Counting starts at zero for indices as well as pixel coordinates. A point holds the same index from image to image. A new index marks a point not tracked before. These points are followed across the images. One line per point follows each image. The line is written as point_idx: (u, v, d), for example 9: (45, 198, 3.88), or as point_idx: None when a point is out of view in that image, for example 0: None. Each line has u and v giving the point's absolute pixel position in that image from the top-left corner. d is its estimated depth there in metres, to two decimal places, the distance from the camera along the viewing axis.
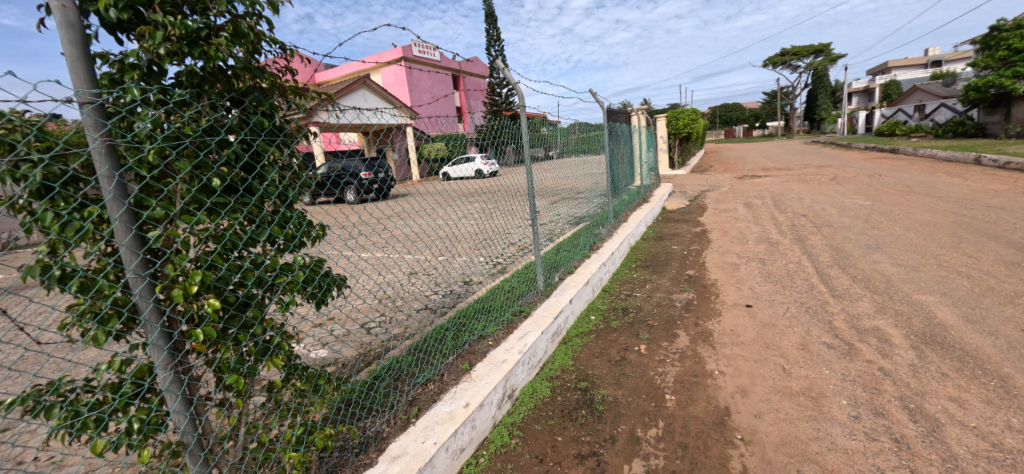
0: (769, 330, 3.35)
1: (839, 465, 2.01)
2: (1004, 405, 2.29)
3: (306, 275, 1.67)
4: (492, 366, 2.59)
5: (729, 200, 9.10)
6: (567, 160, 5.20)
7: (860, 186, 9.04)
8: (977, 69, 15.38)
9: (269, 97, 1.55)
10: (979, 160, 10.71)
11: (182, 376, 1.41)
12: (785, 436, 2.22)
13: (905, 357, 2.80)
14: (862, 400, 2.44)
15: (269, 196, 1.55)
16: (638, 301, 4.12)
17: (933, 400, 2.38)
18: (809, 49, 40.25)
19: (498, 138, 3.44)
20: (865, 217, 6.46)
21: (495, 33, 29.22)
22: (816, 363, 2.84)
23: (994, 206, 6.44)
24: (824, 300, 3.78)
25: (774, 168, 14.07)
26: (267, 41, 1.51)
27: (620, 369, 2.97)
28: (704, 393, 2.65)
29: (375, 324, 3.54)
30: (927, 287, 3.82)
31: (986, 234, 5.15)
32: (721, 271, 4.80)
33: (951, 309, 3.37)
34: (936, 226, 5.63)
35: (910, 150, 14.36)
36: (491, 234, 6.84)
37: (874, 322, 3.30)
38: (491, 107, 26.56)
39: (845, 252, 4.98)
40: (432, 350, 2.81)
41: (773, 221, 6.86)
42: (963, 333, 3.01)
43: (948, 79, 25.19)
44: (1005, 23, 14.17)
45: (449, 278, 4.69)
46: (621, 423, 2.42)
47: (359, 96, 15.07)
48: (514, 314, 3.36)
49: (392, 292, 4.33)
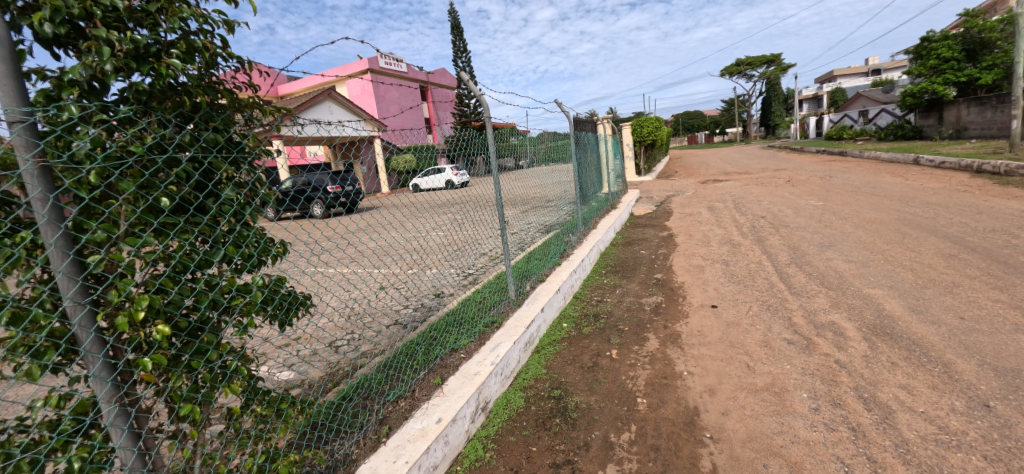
0: (733, 329, 3.47)
1: (802, 457, 2.09)
2: (947, 389, 2.44)
3: (265, 295, 1.61)
4: (464, 379, 2.55)
5: (693, 204, 9.39)
6: (536, 169, 5.28)
7: (812, 188, 9.55)
8: (912, 76, 16.71)
9: (222, 112, 1.52)
10: (918, 161, 11.55)
11: (128, 409, 1.34)
12: (751, 432, 2.29)
13: (858, 349, 2.95)
14: (821, 392, 2.55)
15: (223, 215, 1.49)
16: (608, 306, 4.18)
17: (886, 388, 2.51)
18: (761, 59, 42.50)
19: (467, 149, 3.52)
20: (818, 217, 6.83)
21: (462, 44, 29.34)
22: (777, 359, 2.96)
23: (931, 203, 6.95)
24: (783, 297, 3.95)
25: (734, 172, 14.56)
26: (222, 56, 1.49)
27: (592, 375, 3.00)
28: (674, 394, 2.70)
29: (343, 342, 3.43)
30: (875, 281, 4.05)
31: (926, 229, 5.53)
32: (687, 274, 4.93)
33: (898, 301, 3.58)
34: (881, 224, 5.99)
35: (856, 153, 15.27)
36: (462, 244, 6.79)
37: (830, 316, 3.47)
38: (460, 118, 26.53)
39: (801, 250, 5.23)
40: (402, 366, 2.76)
41: (734, 224, 7.12)
42: (909, 323, 3.21)
43: (886, 87, 27.04)
44: (934, 34, 15.57)
45: (419, 291, 4.63)
46: (595, 429, 2.44)
47: (324, 109, 14.91)
48: (486, 326, 3.35)
49: (360, 308, 4.22)
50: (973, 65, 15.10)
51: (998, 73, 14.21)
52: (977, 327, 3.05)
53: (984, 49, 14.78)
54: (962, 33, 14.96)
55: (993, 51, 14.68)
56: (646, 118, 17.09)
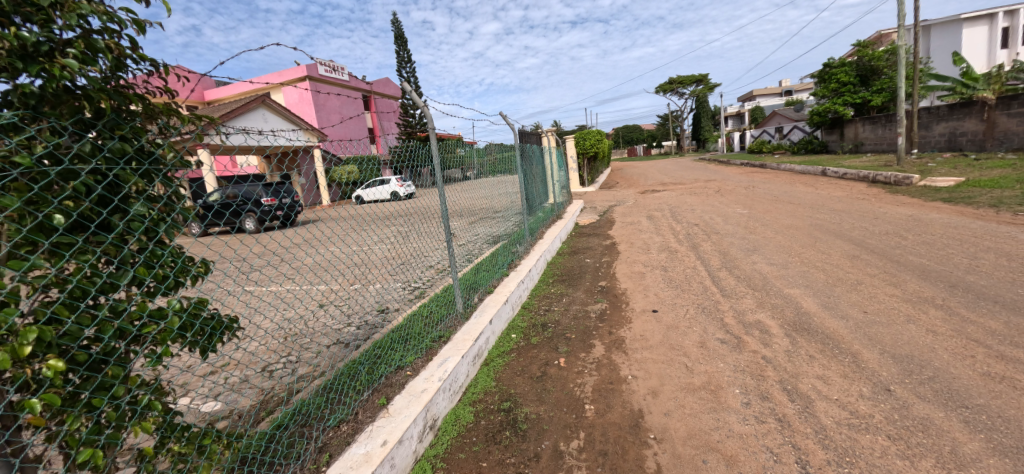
0: (673, 332, 3.64)
1: (736, 450, 2.21)
2: (856, 377, 2.70)
3: (183, 321, 1.47)
4: (411, 397, 2.47)
5: (633, 214, 9.82)
6: (483, 180, 5.29)
7: (738, 197, 10.34)
8: (818, 97, 18.71)
9: (132, 120, 1.38)
10: (825, 173, 12.88)
11: (11, 459, 1.16)
12: (691, 429, 2.40)
13: (781, 345, 3.20)
14: (751, 387, 2.73)
15: (132, 232, 1.35)
16: (555, 316, 4.23)
17: (805, 380, 2.74)
18: (690, 78, 45.71)
19: (413, 161, 3.47)
20: (744, 223, 7.39)
21: (406, 55, 29.00)
22: (712, 358, 3.14)
23: (837, 209, 7.75)
24: (716, 300, 4.21)
25: (670, 183, 15.44)
26: (132, 58, 1.37)
27: (541, 385, 3.01)
28: (620, 399, 2.78)
29: (278, 366, 3.20)
30: (793, 281, 4.43)
31: (834, 233, 6.15)
32: (629, 280, 5.12)
33: (813, 299, 3.93)
34: (797, 229, 6.59)
35: (774, 166, 16.73)
36: (407, 257, 6.63)
37: (756, 315, 3.75)
38: (405, 128, 26.09)
39: (730, 255, 5.62)
40: (344, 388, 2.62)
41: (671, 232, 7.52)
42: (823, 319, 3.53)
43: (796, 106, 30.02)
44: (833, 61, 17.60)
45: (362, 308, 4.44)
46: (545, 440, 2.44)
47: (256, 116, 14.07)
48: (433, 341, 3.27)
49: (297, 329, 3.96)
50: (865, 89, 17.19)
51: (886, 96, 16.28)
52: (878, 320, 3.42)
53: (873, 75, 16.90)
54: (856, 61, 17.04)
55: (881, 77, 16.80)
56: (588, 131, 17.73)
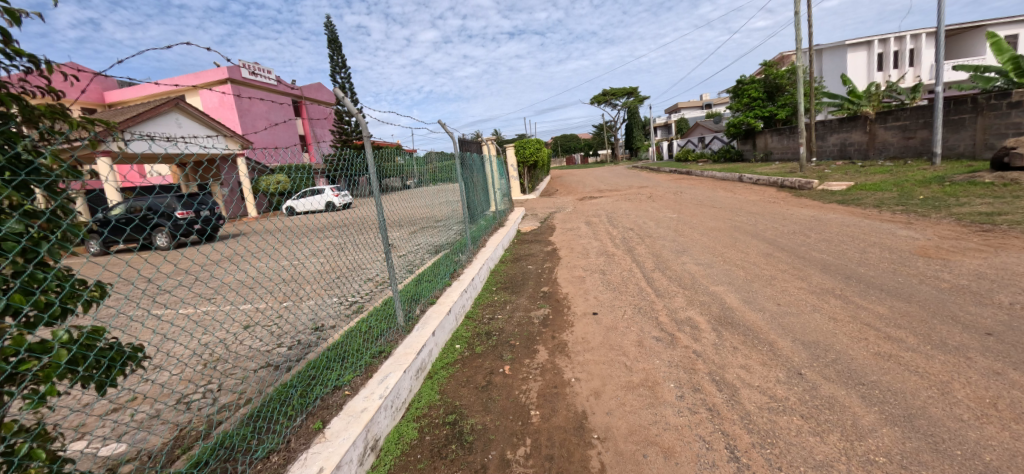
0: (612, 333, 3.77)
1: (673, 442, 2.32)
2: (773, 364, 2.95)
3: (72, 354, 1.29)
4: (349, 418, 2.34)
5: (573, 220, 10.11)
6: (423, 189, 5.20)
7: (668, 202, 11.00)
8: (733, 110, 20.49)
9: (5, 123, 1.20)
10: (741, 178, 14.09)
11: None
12: (631, 426, 2.49)
13: (709, 339, 3.43)
14: (684, 380, 2.89)
15: (5, 254, 1.17)
16: (499, 324, 4.23)
17: (731, 370, 2.94)
18: (621, 91, 48.20)
19: (351, 169, 3.32)
20: (674, 227, 7.87)
21: (340, 59, 27.96)
22: (648, 355, 3.28)
23: (753, 212, 8.50)
24: (650, 300, 4.43)
25: (607, 190, 16.12)
26: (4, 53, 1.20)
27: (487, 394, 2.98)
28: (564, 402, 2.82)
29: (196, 396, 2.90)
30: (718, 279, 4.77)
31: (751, 233, 6.72)
32: (570, 285, 5.25)
33: (735, 295, 4.25)
34: (719, 231, 7.12)
35: (698, 173, 18.01)
36: (344, 270, 6.33)
37: (687, 312, 3.98)
38: (339, 137, 25.05)
39: (662, 257, 5.94)
40: (274, 414, 2.43)
41: (608, 236, 7.82)
42: (744, 312, 3.83)
43: (715, 119, 32.63)
44: (745, 78, 19.44)
45: (295, 327, 4.16)
46: (491, 449, 2.42)
47: (169, 120, 12.84)
48: (373, 357, 3.14)
49: (219, 353, 3.63)
50: (772, 103, 19.10)
51: (789, 110, 18.21)
52: (790, 310, 3.76)
53: (778, 92, 18.87)
54: (764, 78, 19.02)
55: (785, 93, 18.79)
56: (528, 140, 18.08)
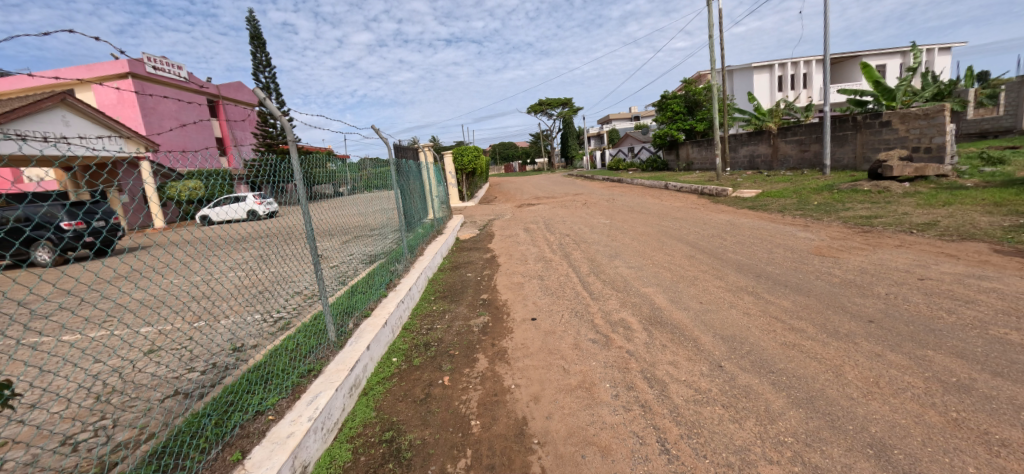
0: (550, 337, 3.83)
1: (609, 440, 2.40)
2: (697, 359, 3.16)
3: None
4: (273, 446, 2.16)
5: (512, 226, 10.20)
6: (356, 196, 4.99)
7: (602, 209, 11.49)
8: (659, 123, 21.92)
9: None
10: (666, 186, 15.06)
11: None
12: (570, 428, 2.54)
13: (641, 338, 3.59)
14: (618, 379, 3.00)
15: None
16: (438, 334, 4.14)
17: (661, 367, 3.11)
18: (556, 101, 49.76)
19: (275, 175, 3.11)
20: (607, 232, 8.22)
21: (263, 58, 26.24)
22: (585, 358, 3.38)
23: (677, 217, 9.12)
24: (586, 303, 4.57)
25: (544, 197, 16.49)
26: None
27: (425, 407, 2.90)
28: (504, 409, 2.82)
29: (87, 435, 2.54)
30: (647, 281, 5.04)
31: (676, 237, 7.19)
32: (509, 291, 5.28)
33: (663, 296, 4.51)
34: (648, 235, 7.55)
35: (628, 181, 19.00)
36: (268, 285, 5.88)
37: (620, 314, 4.16)
38: (262, 141, 23.39)
39: (597, 261, 6.17)
40: (185, 448, 2.19)
41: (546, 242, 7.99)
42: (671, 312, 4.08)
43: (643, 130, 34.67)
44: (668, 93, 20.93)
45: (210, 349, 3.79)
46: (431, 464, 2.35)
47: (52, 118, 11.28)
48: (300, 377, 2.94)
49: (115, 384, 3.21)
50: (692, 117, 20.69)
51: (706, 124, 19.82)
52: (710, 308, 4.07)
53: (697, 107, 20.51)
54: (685, 95, 20.60)
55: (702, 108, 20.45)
56: (466, 147, 18.07)
